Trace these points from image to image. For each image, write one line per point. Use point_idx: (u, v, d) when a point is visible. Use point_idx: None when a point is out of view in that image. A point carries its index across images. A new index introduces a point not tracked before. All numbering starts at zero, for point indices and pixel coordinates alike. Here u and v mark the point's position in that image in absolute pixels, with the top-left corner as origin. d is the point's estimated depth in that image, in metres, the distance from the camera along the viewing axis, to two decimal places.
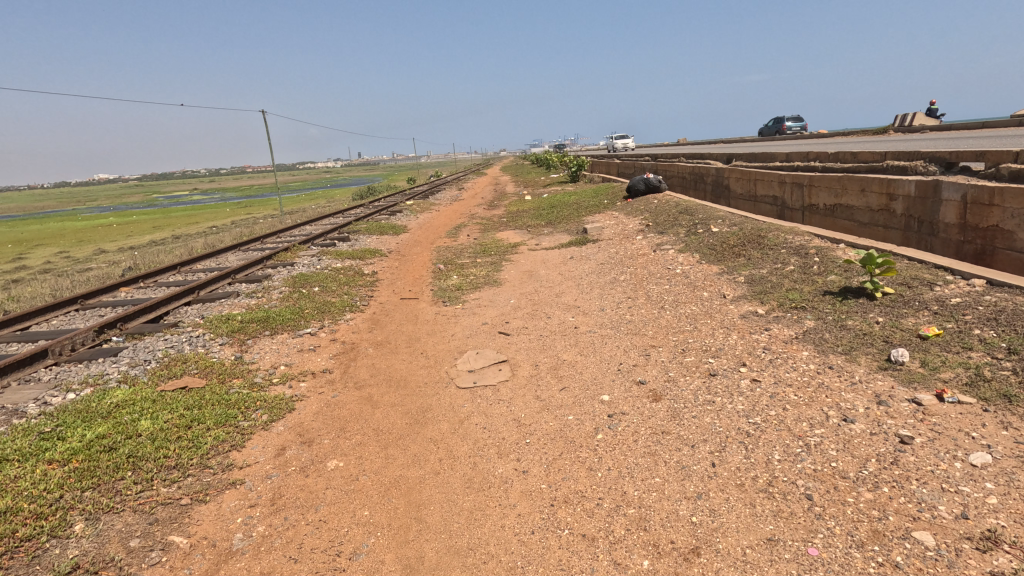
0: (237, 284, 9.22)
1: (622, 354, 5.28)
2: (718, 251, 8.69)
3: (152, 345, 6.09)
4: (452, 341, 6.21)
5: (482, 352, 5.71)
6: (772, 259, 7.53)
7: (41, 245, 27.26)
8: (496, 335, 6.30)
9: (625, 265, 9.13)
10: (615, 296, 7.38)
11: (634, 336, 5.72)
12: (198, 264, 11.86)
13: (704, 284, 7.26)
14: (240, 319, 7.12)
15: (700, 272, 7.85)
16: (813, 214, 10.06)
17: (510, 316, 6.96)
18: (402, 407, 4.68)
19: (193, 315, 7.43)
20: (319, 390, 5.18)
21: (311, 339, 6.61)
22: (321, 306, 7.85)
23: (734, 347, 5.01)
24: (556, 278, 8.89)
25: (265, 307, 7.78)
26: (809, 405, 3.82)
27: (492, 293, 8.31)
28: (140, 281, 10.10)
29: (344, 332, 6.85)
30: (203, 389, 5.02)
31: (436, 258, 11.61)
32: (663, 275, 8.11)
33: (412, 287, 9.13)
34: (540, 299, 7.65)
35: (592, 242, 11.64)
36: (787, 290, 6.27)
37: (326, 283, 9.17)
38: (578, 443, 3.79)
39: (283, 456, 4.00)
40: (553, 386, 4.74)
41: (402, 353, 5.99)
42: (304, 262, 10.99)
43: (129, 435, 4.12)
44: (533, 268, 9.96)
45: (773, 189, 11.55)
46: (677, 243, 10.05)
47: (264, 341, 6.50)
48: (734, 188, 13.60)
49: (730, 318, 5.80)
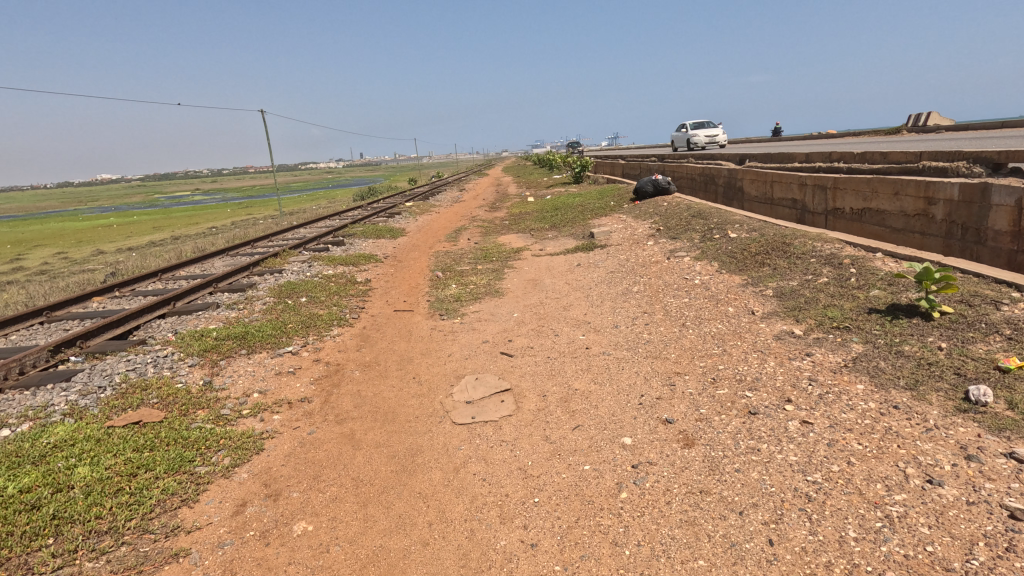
0: (219, 294, 8.54)
1: (643, 383, 4.59)
2: (739, 259, 8.01)
3: (110, 368, 5.41)
4: (447, 364, 5.53)
5: (482, 378, 5.03)
6: (801, 270, 6.84)
7: (34, 247, 26.61)
8: (497, 356, 5.61)
9: (637, 274, 8.44)
10: (629, 310, 6.69)
11: (655, 361, 5.02)
12: (182, 270, 11.18)
13: (728, 297, 6.57)
14: (216, 336, 6.44)
15: (721, 284, 7.16)
16: (838, 219, 9.39)
17: (513, 334, 6.27)
18: (387, 450, 3.99)
19: (164, 331, 6.74)
20: (294, 425, 4.49)
21: (291, 359, 5.93)
22: (306, 320, 7.18)
23: (774, 377, 4.32)
24: (563, 288, 8.20)
25: (245, 321, 7.10)
26: (879, 458, 3.13)
27: (493, 305, 7.62)
28: (117, 289, 9.44)
29: (328, 352, 6.16)
30: (159, 425, 4.33)
31: (434, 264, 10.94)
32: (680, 285, 7.42)
33: (407, 297, 8.47)
34: (546, 313, 6.97)
35: (599, 247, 10.95)
36: (825, 308, 5.57)
37: (314, 293, 8.50)
38: (598, 506, 3.11)
39: (242, 516, 3.33)
40: (564, 425, 4.05)
41: (391, 378, 5.30)
42: (293, 268, 10.32)
43: (59, 489, 3.44)
44: (537, 276, 9.26)
45: (792, 192, 10.88)
46: (693, 249, 9.37)
47: (238, 362, 5.81)
48: (749, 190, 12.93)
49: (763, 339, 5.11)
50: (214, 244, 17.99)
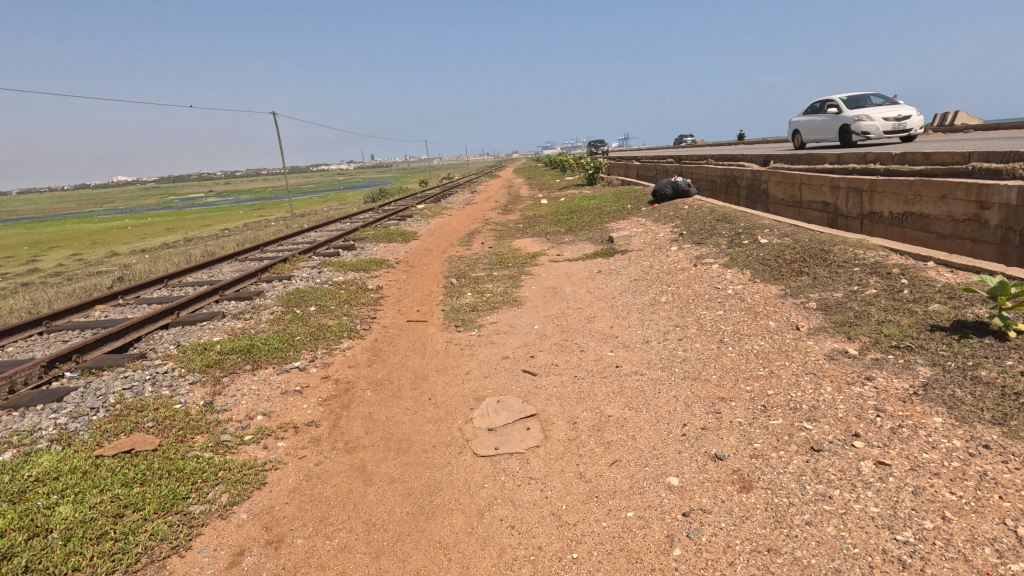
0: (225, 302, 8.20)
1: (685, 410, 4.13)
2: (774, 267, 7.52)
3: (105, 386, 5.05)
4: (466, 383, 5.11)
5: (505, 401, 4.60)
6: (845, 281, 6.35)
7: (50, 248, 26.68)
8: (520, 374, 5.18)
9: (663, 282, 7.97)
10: (659, 323, 6.23)
11: (695, 384, 4.57)
12: (190, 276, 10.90)
13: (767, 310, 6.09)
14: (219, 349, 6.08)
15: (757, 294, 6.68)
16: (876, 223, 8.87)
17: (535, 349, 5.84)
18: (402, 487, 3.58)
19: (166, 343, 6.39)
20: (299, 454, 4.09)
21: (299, 376, 5.53)
22: (315, 332, 6.80)
23: (834, 406, 3.84)
24: (585, 298, 7.75)
25: (251, 332, 6.73)
26: (979, 513, 2.66)
27: (511, 316, 7.19)
28: (122, 296, 9.15)
29: (338, 368, 5.77)
30: (152, 455, 3.94)
31: (447, 270, 10.55)
32: (712, 296, 6.95)
33: (421, 306, 8.06)
34: (569, 325, 6.53)
35: (620, 253, 10.50)
36: (879, 323, 5.07)
37: (324, 301, 8.14)
38: (648, 567, 2.67)
39: (238, 569, 2.93)
40: (600, 460, 3.62)
41: (405, 399, 4.89)
42: (303, 274, 9.97)
43: (36, 533, 3.07)
44: (557, 284, 8.83)
45: (823, 194, 10.36)
46: (721, 255, 8.88)
47: (242, 379, 5.43)
48: (775, 193, 12.42)
49: (814, 360, 4.64)
50: (224, 247, 17.73)
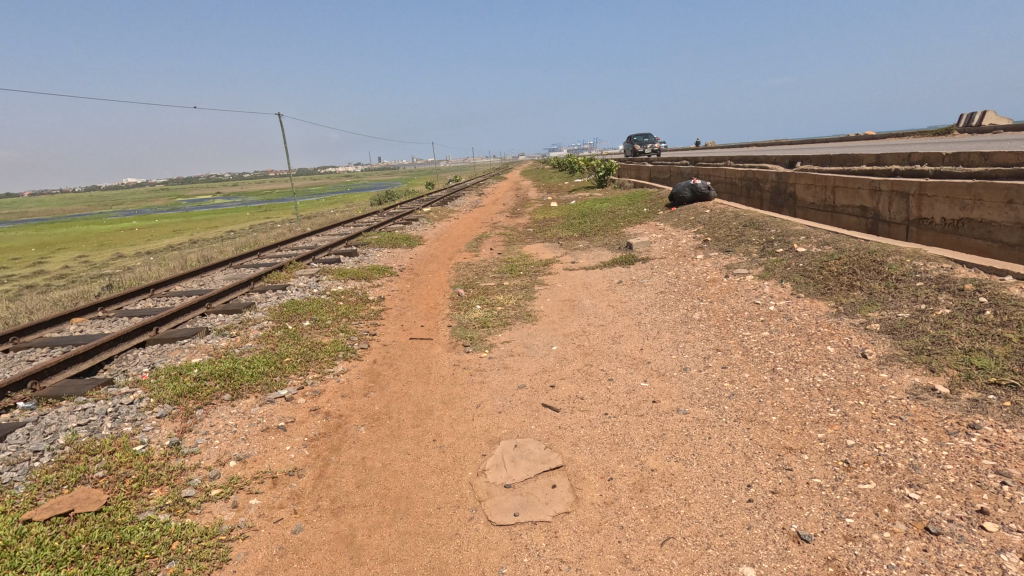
0: (211, 316, 7.49)
1: (747, 466, 3.37)
2: (818, 280, 6.74)
3: (57, 423, 4.32)
4: (476, 421, 4.36)
5: (523, 448, 3.85)
6: (909, 298, 5.56)
7: (52, 250, 26.30)
8: (539, 410, 4.42)
9: (693, 296, 7.18)
10: (696, 345, 5.45)
11: (752, 428, 3.80)
12: (180, 284, 10.23)
13: (821, 331, 5.31)
14: (196, 374, 5.36)
15: (805, 311, 5.90)
16: (924, 230, 8.09)
17: (555, 376, 5.08)
18: (397, 570, 2.84)
19: (139, 366, 5.70)
20: (275, 516, 3.35)
21: (283, 408, 4.81)
22: (306, 351, 6.09)
23: (941, 466, 3.05)
24: (606, 313, 6.98)
25: (234, 353, 6.00)
26: None
27: (525, 334, 6.44)
28: (104, 307, 8.47)
29: (329, 398, 5.01)
30: (94, 519, 3.22)
31: (454, 279, 9.82)
32: (752, 312, 6.17)
33: (425, 321, 7.34)
34: (592, 347, 5.78)
35: (641, 261, 9.73)
36: (966, 353, 4.28)
37: (319, 315, 7.43)
38: None
39: None
40: (647, 537, 2.87)
41: (404, 441, 4.15)
42: (299, 284, 9.26)
43: None
44: (574, 296, 8.06)
45: (861, 198, 9.57)
46: (754, 265, 8.11)
47: (218, 413, 4.69)
48: (804, 196, 11.62)
49: (896, 399, 3.86)
50: (223, 251, 17.04)
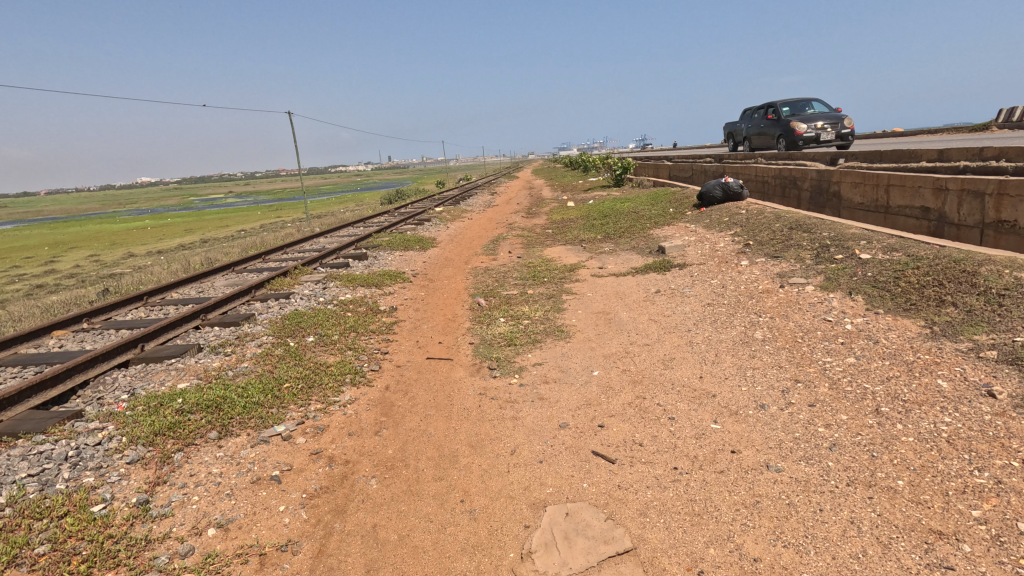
0: (206, 329, 6.72)
1: (888, 560, 2.51)
2: (896, 293, 5.83)
3: (2, 473, 3.54)
4: (514, 475, 3.54)
5: (578, 519, 3.04)
6: (1022, 316, 4.65)
7: (63, 249, 25.91)
8: (589, 462, 3.60)
9: (749, 310, 6.30)
10: (768, 375, 4.58)
11: (878, 498, 2.92)
12: (178, 290, 9.51)
13: (923, 358, 4.40)
14: (180, 404, 4.57)
15: (891, 332, 5.02)
16: (1003, 235, 7.17)
17: (603, 413, 4.25)
18: None
19: (117, 394, 4.93)
20: None
21: (280, 451, 4.00)
22: (309, 374, 5.30)
23: None
24: (649, 330, 6.12)
25: (226, 377, 5.19)
26: None
27: (559, 355, 5.61)
28: (92, 318, 7.75)
29: (334, 438, 4.21)
30: None
31: (472, 287, 9.02)
32: (825, 332, 5.29)
33: (443, 336, 6.54)
34: (641, 373, 4.94)
35: (678, 267, 8.86)
36: None
37: (325, 328, 6.66)
38: None
39: None
40: None
41: (427, 504, 3.34)
42: (304, 292, 8.49)
43: None
44: (608, 308, 7.20)
45: (922, 198, 8.63)
46: (812, 273, 7.21)
47: (201, 458, 3.89)
48: (851, 195, 10.65)
49: None
50: (229, 253, 16.28)
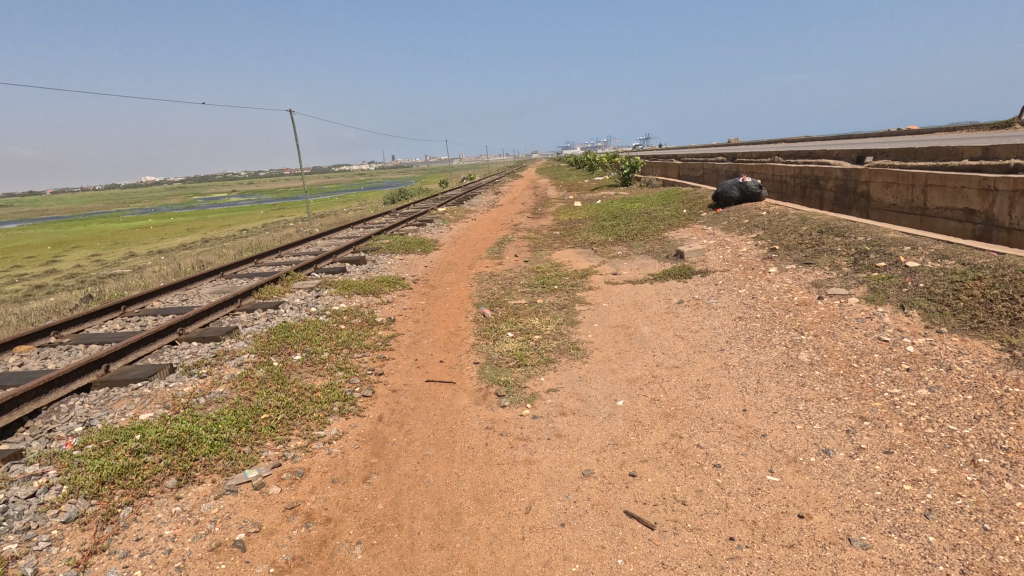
0: (182, 346, 6.06)
1: None
2: (959, 309, 5.12)
3: None
4: (529, 546, 2.86)
5: None
6: None
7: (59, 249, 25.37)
8: (623, 528, 2.92)
9: (787, 326, 5.62)
10: (827, 410, 3.90)
11: None
12: (162, 298, 8.85)
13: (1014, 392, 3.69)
14: (136, 441, 3.91)
15: (964, 357, 4.31)
16: None
17: (633, 457, 3.58)
18: None
19: (69, 427, 4.27)
20: None
21: (248, 506, 3.33)
22: (290, 402, 4.62)
23: None
24: (676, 348, 5.44)
25: (196, 406, 4.53)
26: None
27: (576, 379, 4.93)
28: (60, 330, 7.09)
29: (315, 487, 3.54)
30: None
31: (476, 295, 8.33)
32: (884, 355, 4.59)
33: (443, 354, 5.86)
34: (674, 404, 4.26)
35: (700, 274, 8.17)
36: None
37: (313, 345, 5.98)
38: None
39: None
40: None
41: None
42: (294, 301, 7.83)
43: None
44: (627, 321, 6.52)
45: (966, 199, 7.92)
46: (853, 283, 6.50)
47: (152, 515, 3.23)
48: (883, 195, 9.91)
49: None
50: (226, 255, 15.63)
